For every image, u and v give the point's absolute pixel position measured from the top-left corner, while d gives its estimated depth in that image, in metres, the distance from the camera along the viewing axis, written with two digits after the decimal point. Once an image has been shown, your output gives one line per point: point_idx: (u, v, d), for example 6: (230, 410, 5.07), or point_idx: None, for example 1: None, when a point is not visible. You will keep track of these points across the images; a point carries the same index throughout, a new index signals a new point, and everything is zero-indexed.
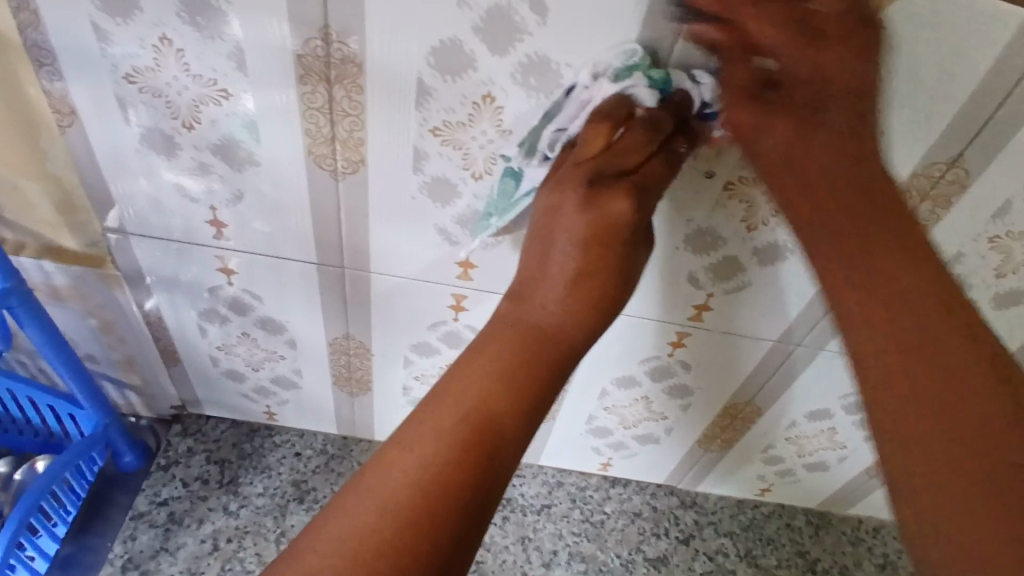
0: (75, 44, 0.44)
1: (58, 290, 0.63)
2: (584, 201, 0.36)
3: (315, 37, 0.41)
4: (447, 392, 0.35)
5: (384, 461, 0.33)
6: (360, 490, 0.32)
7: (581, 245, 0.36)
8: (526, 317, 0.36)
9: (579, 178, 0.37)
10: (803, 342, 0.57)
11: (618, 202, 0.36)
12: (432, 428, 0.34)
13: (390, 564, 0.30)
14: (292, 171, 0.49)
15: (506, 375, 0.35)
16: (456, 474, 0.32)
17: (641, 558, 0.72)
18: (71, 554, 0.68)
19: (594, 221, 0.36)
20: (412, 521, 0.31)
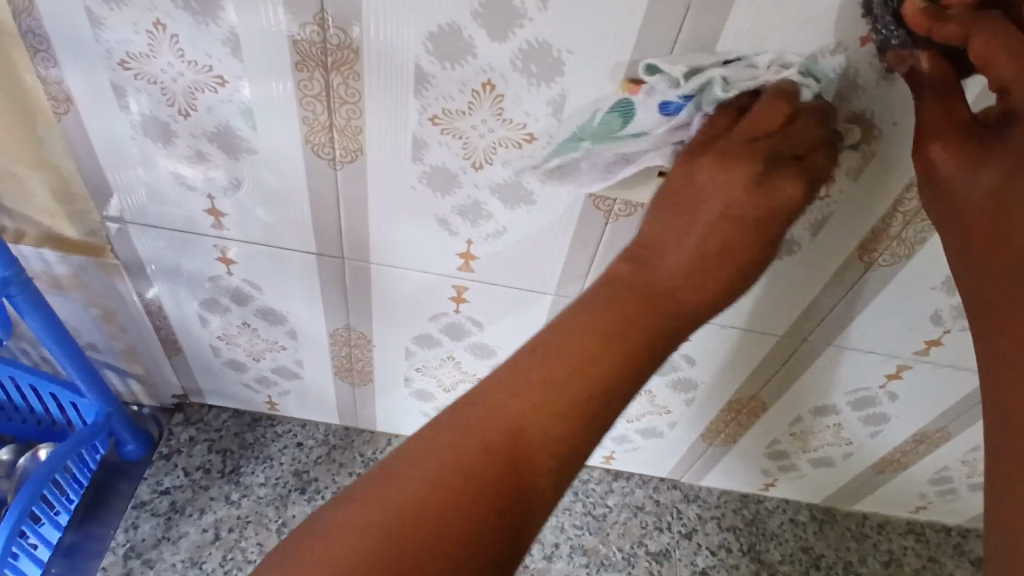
0: (69, 30, 0.43)
1: (58, 279, 0.63)
2: (752, 181, 0.37)
3: (310, 23, 0.40)
4: (565, 343, 0.35)
5: (489, 400, 0.33)
6: (459, 424, 0.33)
7: (718, 225, 0.38)
8: (648, 282, 0.37)
9: (756, 154, 0.37)
10: (809, 337, 0.56)
11: (787, 185, 0.38)
12: (546, 380, 0.34)
13: (410, 547, 0.29)
14: (290, 159, 0.48)
15: (620, 334, 0.35)
16: (555, 433, 0.33)
17: (643, 552, 0.71)
18: (74, 542, 0.68)
19: (752, 207, 0.38)
20: (507, 469, 0.32)
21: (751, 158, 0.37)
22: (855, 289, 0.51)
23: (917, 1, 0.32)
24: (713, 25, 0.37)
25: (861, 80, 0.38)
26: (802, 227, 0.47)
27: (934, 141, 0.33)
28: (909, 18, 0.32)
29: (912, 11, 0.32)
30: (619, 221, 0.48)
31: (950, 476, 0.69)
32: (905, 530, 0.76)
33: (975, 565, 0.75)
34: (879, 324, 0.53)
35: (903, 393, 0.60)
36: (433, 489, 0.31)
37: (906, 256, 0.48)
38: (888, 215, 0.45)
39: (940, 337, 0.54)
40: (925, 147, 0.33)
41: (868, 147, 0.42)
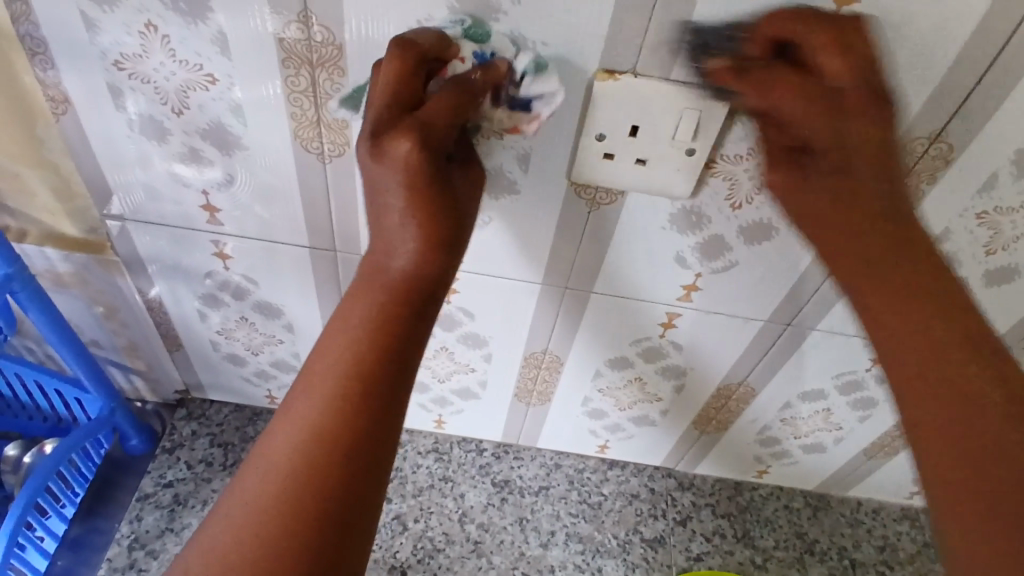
0: (63, 32, 0.45)
1: (61, 277, 0.64)
2: (373, 154, 0.36)
3: (294, 20, 0.42)
4: (318, 359, 0.38)
5: (275, 436, 0.37)
6: (251, 469, 0.36)
7: (408, 197, 0.37)
8: (381, 268, 0.38)
9: (393, 120, 0.36)
10: (793, 322, 0.57)
11: (400, 144, 0.35)
12: (306, 393, 0.37)
13: (279, 524, 0.34)
14: (280, 155, 0.50)
15: (365, 323, 0.37)
16: (334, 426, 0.36)
17: (638, 539, 0.72)
18: (80, 535, 0.70)
19: (404, 172, 0.36)
20: (312, 478, 0.35)
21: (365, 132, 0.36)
22: None
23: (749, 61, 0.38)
24: (683, 14, 0.38)
25: None
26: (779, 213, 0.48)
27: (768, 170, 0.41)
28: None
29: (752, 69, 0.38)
30: (601, 208, 0.49)
31: None
32: (899, 516, 0.77)
33: None
34: None
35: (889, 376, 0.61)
36: (246, 541, 0.33)
37: None
38: None
39: None
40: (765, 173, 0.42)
41: None
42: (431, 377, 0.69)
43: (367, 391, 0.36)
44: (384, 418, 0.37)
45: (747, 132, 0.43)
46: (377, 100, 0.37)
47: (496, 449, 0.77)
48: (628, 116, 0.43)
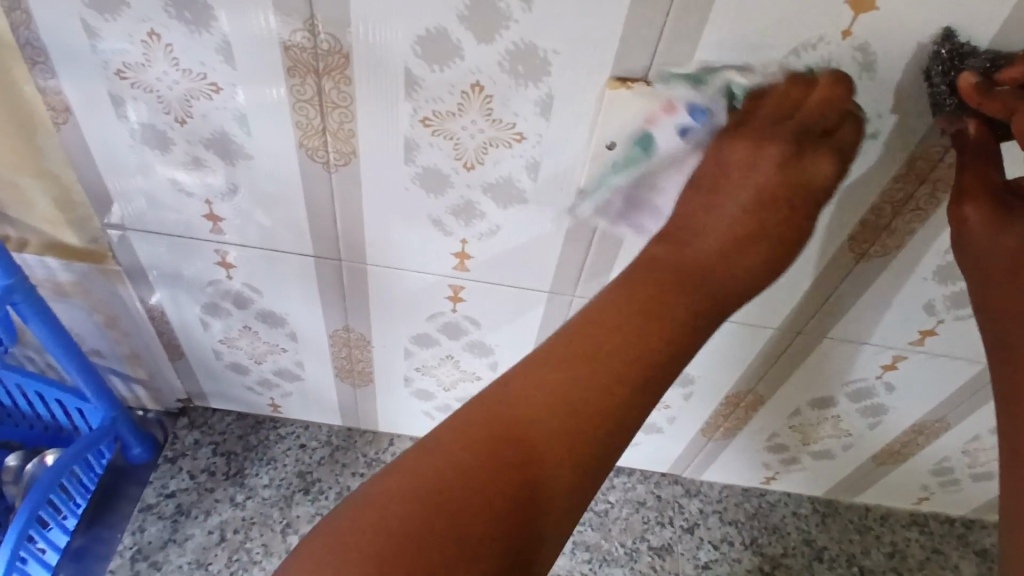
0: (64, 41, 0.44)
1: (62, 286, 0.64)
2: (784, 161, 0.36)
3: (299, 29, 0.41)
4: (573, 350, 0.34)
5: (494, 406, 0.34)
6: (497, 406, 0.34)
7: (745, 211, 0.36)
8: (682, 257, 0.36)
9: (779, 130, 0.37)
10: (804, 329, 0.56)
11: (820, 163, 0.37)
12: (585, 360, 0.34)
13: (514, 475, 0.32)
14: (285, 164, 0.49)
15: (639, 316, 0.35)
16: (571, 430, 0.33)
17: (646, 547, 0.72)
18: (82, 546, 0.69)
19: (783, 180, 0.36)
20: (561, 449, 0.33)
21: (780, 137, 0.37)
22: (847, 281, 0.51)
23: (971, 77, 0.35)
24: (695, 24, 0.38)
25: (845, 73, 0.39)
26: None
27: (968, 204, 0.37)
28: (964, 92, 0.35)
29: (966, 85, 0.35)
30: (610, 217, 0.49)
31: (951, 466, 0.70)
32: (908, 522, 0.77)
33: (979, 555, 0.75)
34: (872, 315, 0.54)
35: (899, 383, 0.60)
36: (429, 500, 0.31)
37: (896, 247, 0.48)
38: (876, 206, 0.46)
39: (935, 327, 0.54)
40: (958, 208, 0.38)
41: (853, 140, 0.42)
42: (437, 385, 0.70)
43: (611, 410, 0.34)
44: (602, 454, 0.34)
45: None
46: (809, 113, 0.37)
47: None
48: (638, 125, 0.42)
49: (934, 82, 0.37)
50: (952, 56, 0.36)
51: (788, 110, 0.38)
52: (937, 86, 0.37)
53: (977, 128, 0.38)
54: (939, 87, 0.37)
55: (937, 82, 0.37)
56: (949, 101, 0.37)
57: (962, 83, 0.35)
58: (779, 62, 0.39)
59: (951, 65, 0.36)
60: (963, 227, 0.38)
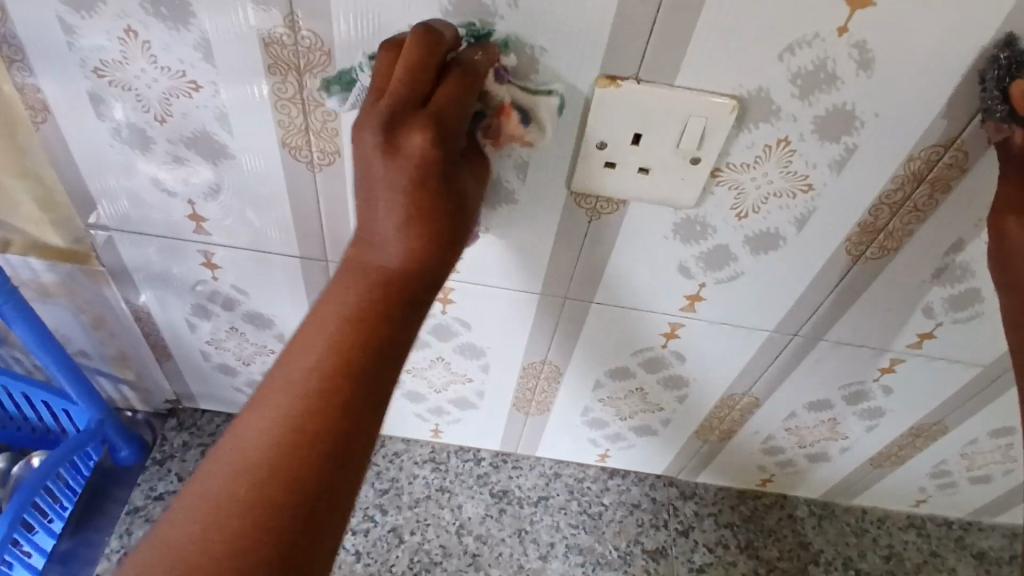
0: (39, 38, 0.43)
1: (47, 287, 0.63)
2: (385, 146, 0.33)
3: (280, 25, 0.40)
4: (290, 355, 0.33)
5: (237, 444, 0.31)
6: (216, 466, 0.30)
7: (403, 194, 0.33)
8: (369, 260, 0.34)
9: (402, 110, 0.34)
10: (799, 332, 0.55)
11: (415, 137, 0.33)
12: (281, 374, 0.32)
13: (255, 522, 0.28)
14: (269, 164, 0.48)
15: (356, 321, 0.32)
16: (299, 458, 0.30)
17: (640, 550, 0.71)
18: (69, 549, 0.68)
19: (417, 168, 0.33)
20: (285, 472, 0.30)
21: (374, 123, 0.34)
22: (843, 284, 0.50)
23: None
24: (687, 20, 0.36)
25: (841, 71, 0.38)
26: (787, 222, 0.46)
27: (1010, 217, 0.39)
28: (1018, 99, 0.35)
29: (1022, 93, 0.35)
30: (601, 218, 0.48)
31: (948, 469, 0.69)
32: (905, 524, 0.76)
33: (977, 558, 0.74)
34: (869, 318, 0.53)
35: (896, 386, 0.59)
36: (206, 548, 0.28)
37: (894, 249, 0.47)
38: (874, 208, 0.45)
39: (933, 330, 0.53)
40: (999, 219, 0.40)
41: (850, 139, 0.41)
42: (428, 388, 0.67)
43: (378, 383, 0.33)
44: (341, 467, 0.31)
45: (753, 141, 0.41)
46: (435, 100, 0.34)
47: (494, 458, 0.75)
48: (631, 124, 0.41)
49: (985, 86, 0.37)
50: (1011, 63, 0.35)
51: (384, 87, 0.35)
52: (989, 91, 0.36)
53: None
54: (991, 92, 0.36)
55: (990, 88, 0.36)
56: (999, 108, 0.37)
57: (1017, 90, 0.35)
58: (773, 59, 0.37)
59: (1006, 72, 0.35)
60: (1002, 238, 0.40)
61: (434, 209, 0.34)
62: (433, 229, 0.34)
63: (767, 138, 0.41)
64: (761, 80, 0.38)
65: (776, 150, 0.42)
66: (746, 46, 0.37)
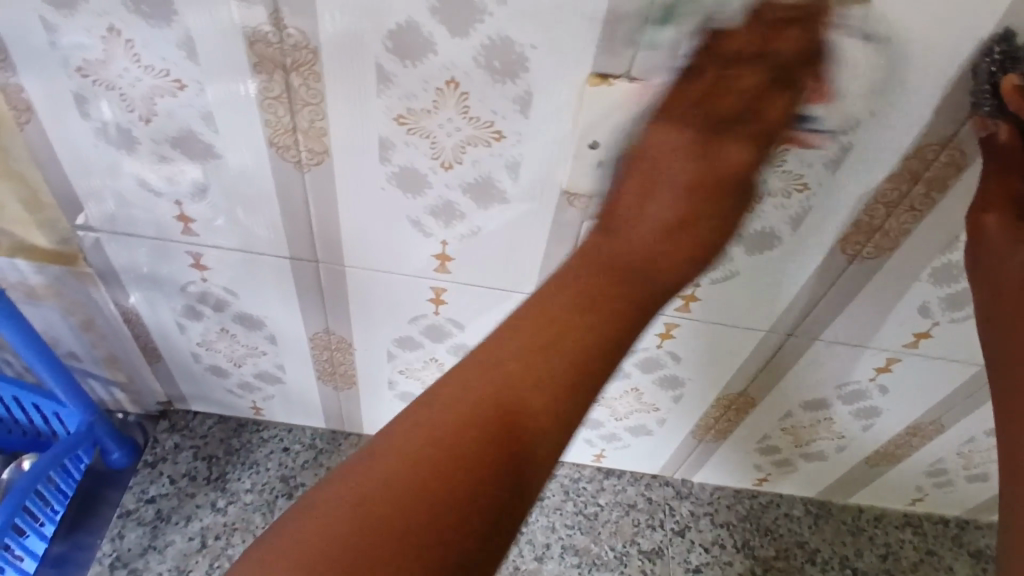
0: (21, 37, 0.42)
1: (34, 290, 0.62)
2: (697, 147, 0.39)
3: (265, 24, 0.39)
4: (479, 363, 0.34)
5: (415, 438, 0.32)
6: (392, 458, 0.32)
7: (677, 199, 0.39)
8: (609, 253, 0.38)
9: (694, 120, 0.39)
10: (794, 332, 0.55)
11: (737, 151, 0.39)
12: (472, 390, 0.34)
13: (411, 521, 0.30)
14: (257, 164, 0.47)
15: (543, 350, 0.34)
16: (474, 478, 0.31)
17: (635, 551, 0.71)
18: (62, 552, 0.67)
19: (703, 171, 0.39)
20: (453, 485, 0.31)
21: (691, 121, 0.39)
22: (840, 283, 0.50)
23: (1015, 79, 0.34)
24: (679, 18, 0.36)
25: (836, 67, 0.37)
26: (782, 221, 0.46)
27: (990, 212, 0.38)
28: (1005, 94, 0.35)
29: (1010, 87, 0.34)
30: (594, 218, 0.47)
31: (946, 468, 0.68)
32: (902, 523, 0.75)
33: (974, 557, 0.74)
34: (864, 318, 0.52)
35: (893, 386, 0.59)
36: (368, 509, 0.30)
37: (890, 248, 0.47)
38: (870, 207, 0.44)
39: (929, 329, 0.52)
40: (980, 214, 0.39)
41: (846, 138, 0.40)
42: (397, 371, 0.67)
43: (546, 401, 0.34)
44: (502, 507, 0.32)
45: None
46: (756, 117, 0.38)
47: None
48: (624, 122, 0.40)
49: (978, 80, 0.36)
50: (1005, 57, 0.35)
51: (675, 100, 0.39)
52: (980, 84, 0.36)
53: (1010, 136, 0.37)
54: (981, 85, 0.36)
55: (980, 80, 0.36)
56: (987, 101, 0.36)
57: (1005, 83, 0.34)
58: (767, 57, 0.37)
59: (999, 66, 0.35)
60: (981, 235, 0.39)
61: (700, 218, 0.39)
62: (694, 242, 0.39)
63: None
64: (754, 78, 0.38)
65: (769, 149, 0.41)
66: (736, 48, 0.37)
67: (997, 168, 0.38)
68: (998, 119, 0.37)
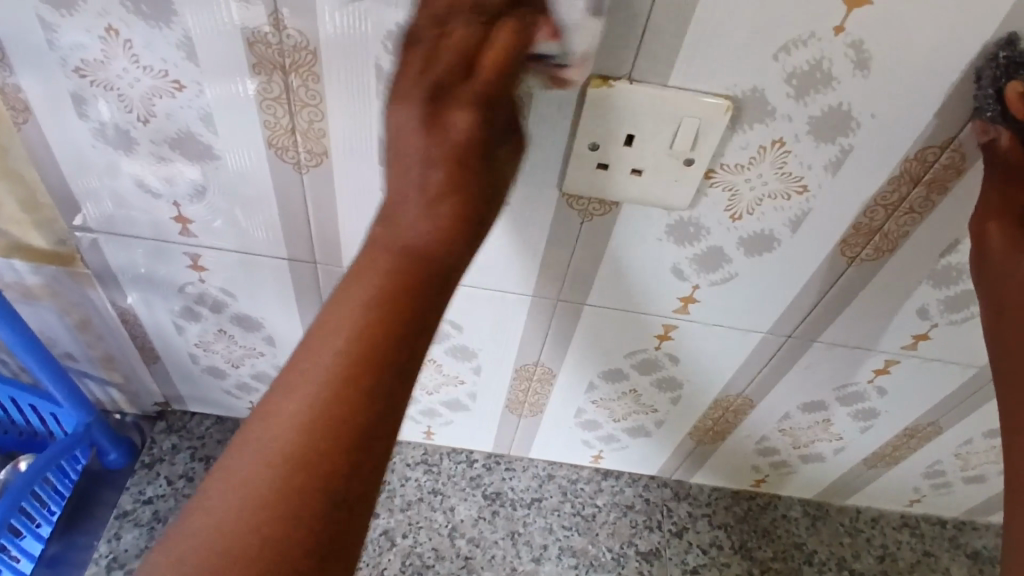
0: (17, 37, 0.41)
1: (31, 289, 0.62)
2: (427, 117, 0.32)
3: (265, 24, 0.39)
4: (319, 333, 0.30)
5: (253, 439, 0.29)
6: (230, 468, 0.28)
7: (446, 167, 0.32)
8: (399, 221, 0.32)
9: (419, 88, 0.32)
10: (793, 334, 0.55)
11: (460, 117, 0.32)
12: (305, 374, 0.29)
13: (263, 534, 0.27)
14: (255, 163, 0.47)
15: (385, 308, 0.30)
16: (318, 466, 0.28)
17: (633, 552, 0.70)
18: (58, 553, 0.67)
19: (458, 139, 0.32)
20: (306, 471, 0.28)
21: (417, 90, 0.32)
22: (839, 285, 0.50)
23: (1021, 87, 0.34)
24: (681, 20, 0.36)
25: (837, 71, 0.37)
26: (782, 223, 0.46)
27: (992, 221, 0.39)
28: (1012, 101, 0.35)
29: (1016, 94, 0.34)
30: (594, 220, 0.47)
31: (943, 470, 0.69)
32: (899, 524, 0.76)
33: (971, 558, 0.74)
34: (862, 320, 0.52)
35: (891, 388, 0.59)
36: (248, 515, 0.27)
37: (890, 250, 0.47)
38: (869, 209, 0.44)
39: (928, 331, 0.52)
40: (982, 224, 0.40)
41: (846, 140, 0.40)
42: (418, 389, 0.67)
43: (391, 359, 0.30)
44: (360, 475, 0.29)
45: (747, 142, 0.41)
46: (484, 73, 0.32)
47: (487, 460, 0.74)
48: (625, 124, 0.40)
49: (980, 85, 0.36)
50: (1009, 64, 0.35)
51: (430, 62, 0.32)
52: (984, 89, 0.36)
53: (1010, 142, 0.37)
54: (985, 90, 0.36)
55: (984, 85, 0.36)
56: (990, 106, 0.36)
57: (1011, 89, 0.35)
58: (768, 60, 0.37)
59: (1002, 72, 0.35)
60: (983, 243, 0.40)
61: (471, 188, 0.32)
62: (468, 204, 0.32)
63: (761, 139, 0.41)
64: (755, 81, 0.38)
65: (770, 151, 0.41)
66: (737, 51, 0.37)
67: (997, 175, 0.39)
68: (1000, 125, 0.37)
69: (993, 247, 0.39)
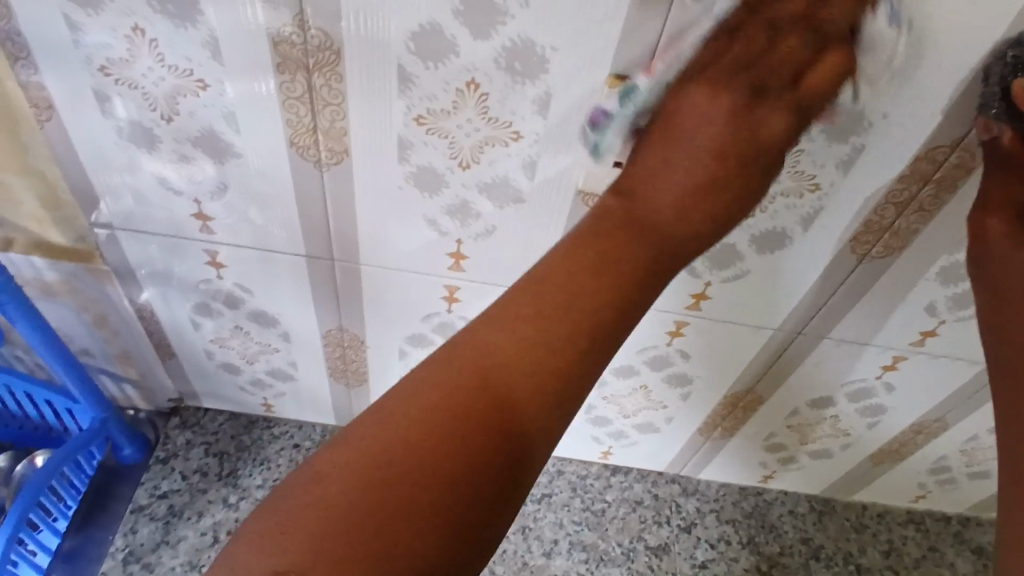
0: (45, 36, 0.42)
1: (49, 285, 0.62)
2: (735, 110, 0.34)
3: (289, 24, 0.40)
4: (528, 301, 0.32)
5: (449, 385, 0.31)
6: (418, 410, 0.31)
7: (699, 170, 0.33)
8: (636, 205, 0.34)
9: (739, 81, 0.34)
10: (803, 330, 0.55)
11: (771, 119, 0.34)
12: (516, 340, 0.32)
13: (428, 486, 0.30)
14: (276, 161, 0.48)
15: (581, 296, 0.32)
16: (495, 440, 0.31)
17: (642, 547, 0.71)
18: (74, 547, 0.68)
19: (728, 142, 0.34)
20: (475, 447, 0.30)
21: (737, 84, 0.34)
22: (848, 282, 0.51)
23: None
24: (697, 21, 0.36)
25: None
26: (793, 221, 0.46)
27: (992, 217, 0.40)
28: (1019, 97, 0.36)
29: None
30: None
31: (948, 466, 0.69)
32: (905, 520, 0.76)
33: (976, 553, 0.75)
34: (871, 317, 0.53)
35: (899, 384, 0.60)
36: (416, 466, 0.30)
37: (899, 248, 0.48)
38: (880, 207, 0.45)
39: (936, 328, 0.53)
40: (982, 220, 0.41)
41: (858, 140, 0.41)
42: None
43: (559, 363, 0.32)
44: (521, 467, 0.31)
45: None
46: (781, 87, 0.34)
47: None
48: None
49: (988, 83, 0.37)
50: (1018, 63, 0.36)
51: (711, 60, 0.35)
52: (992, 86, 0.37)
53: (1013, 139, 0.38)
54: (992, 87, 0.37)
55: (992, 82, 0.37)
56: (996, 104, 0.37)
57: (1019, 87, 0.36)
58: None
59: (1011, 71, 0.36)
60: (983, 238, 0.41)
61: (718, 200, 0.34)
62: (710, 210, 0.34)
63: None
64: None
65: None
66: None
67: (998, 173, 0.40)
68: (1003, 123, 0.38)
69: (992, 242, 0.40)
